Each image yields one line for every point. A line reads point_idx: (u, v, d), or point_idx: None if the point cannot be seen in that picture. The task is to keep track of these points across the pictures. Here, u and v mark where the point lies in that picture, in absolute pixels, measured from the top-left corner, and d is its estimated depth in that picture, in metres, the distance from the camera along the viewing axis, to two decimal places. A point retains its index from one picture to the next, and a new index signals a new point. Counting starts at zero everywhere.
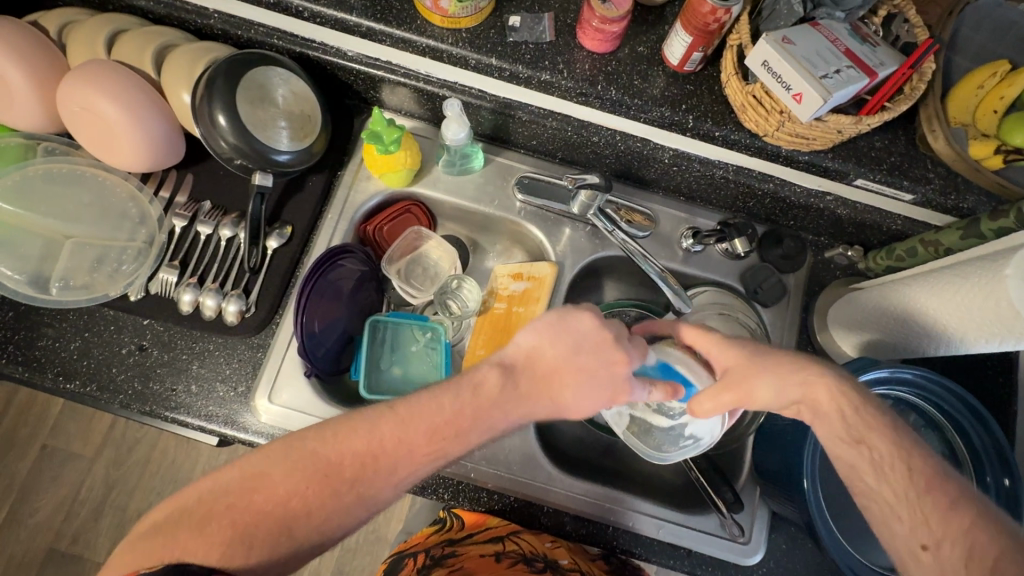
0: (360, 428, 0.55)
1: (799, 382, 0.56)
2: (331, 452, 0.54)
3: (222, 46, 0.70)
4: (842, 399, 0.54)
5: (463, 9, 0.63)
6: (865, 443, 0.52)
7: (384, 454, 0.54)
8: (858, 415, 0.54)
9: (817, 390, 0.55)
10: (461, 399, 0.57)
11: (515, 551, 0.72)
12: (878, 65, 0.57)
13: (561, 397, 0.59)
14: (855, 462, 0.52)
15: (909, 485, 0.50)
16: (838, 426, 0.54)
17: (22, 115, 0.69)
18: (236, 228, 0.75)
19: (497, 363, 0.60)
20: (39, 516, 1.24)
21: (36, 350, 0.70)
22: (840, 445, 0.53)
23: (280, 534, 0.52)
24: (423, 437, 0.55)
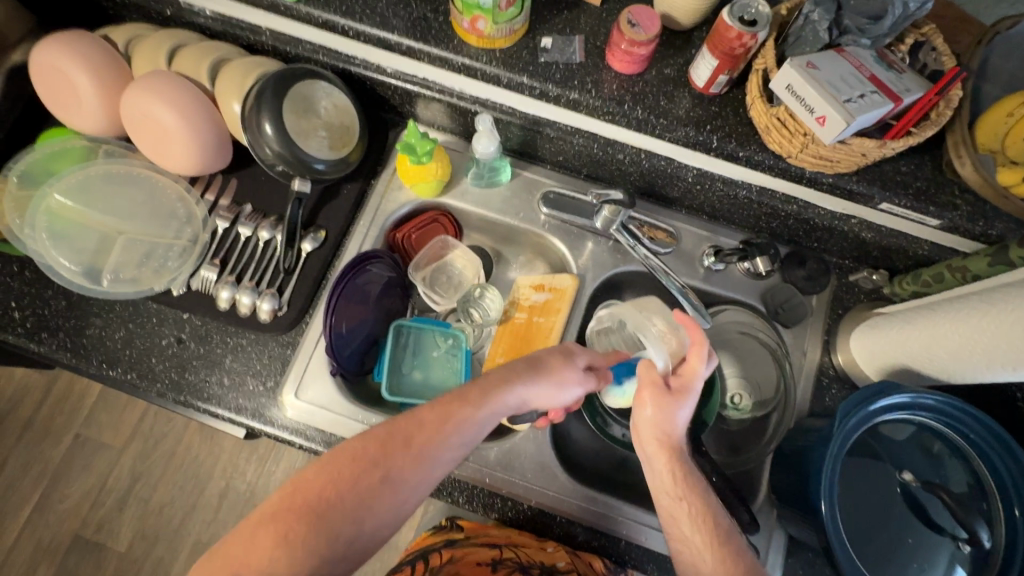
0: (379, 441, 0.53)
1: (659, 433, 0.59)
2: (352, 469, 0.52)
3: (271, 60, 0.75)
4: (679, 462, 0.58)
5: (498, 30, 0.66)
6: (683, 501, 0.56)
7: (399, 454, 0.53)
8: (682, 472, 0.57)
9: (665, 446, 0.58)
10: (461, 398, 0.57)
11: (511, 559, 0.69)
12: (903, 91, 0.57)
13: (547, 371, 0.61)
14: (672, 511, 0.56)
15: (705, 535, 0.54)
16: (667, 481, 0.57)
17: (89, 120, 0.75)
18: (273, 230, 0.79)
19: (494, 385, 0.58)
20: (68, 502, 1.29)
21: (83, 337, 0.75)
22: (663, 496, 0.57)
23: (322, 538, 0.49)
24: (419, 442, 0.54)
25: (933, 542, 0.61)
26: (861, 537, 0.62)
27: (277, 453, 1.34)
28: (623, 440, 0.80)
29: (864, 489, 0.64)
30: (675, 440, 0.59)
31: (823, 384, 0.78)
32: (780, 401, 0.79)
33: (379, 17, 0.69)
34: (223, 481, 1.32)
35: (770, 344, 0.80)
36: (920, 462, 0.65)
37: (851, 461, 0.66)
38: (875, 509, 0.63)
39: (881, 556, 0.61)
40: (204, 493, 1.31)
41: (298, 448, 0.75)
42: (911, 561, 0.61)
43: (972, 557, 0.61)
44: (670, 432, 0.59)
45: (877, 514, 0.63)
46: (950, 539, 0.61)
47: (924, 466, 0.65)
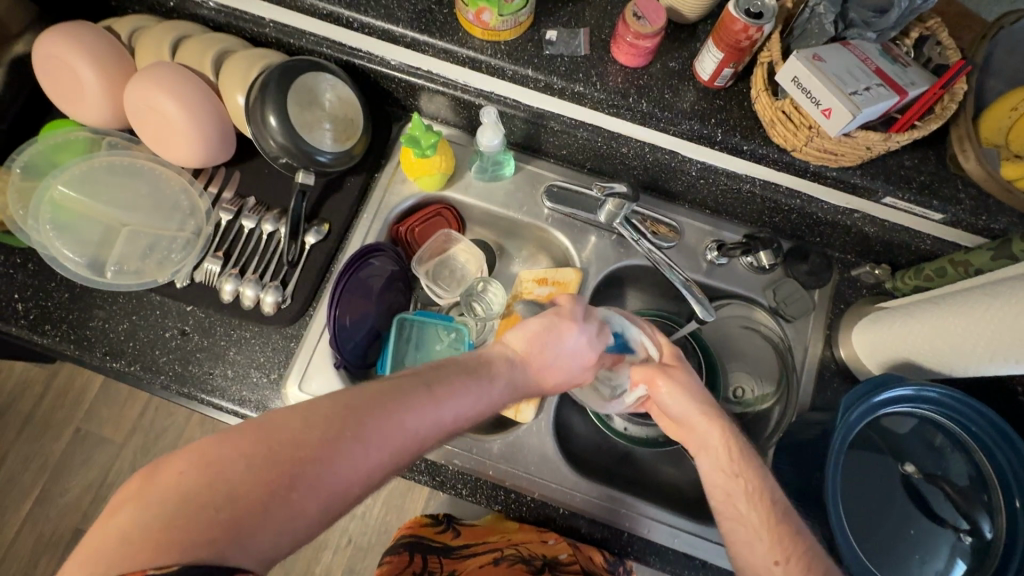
0: (371, 397, 0.48)
1: (691, 404, 0.63)
2: (351, 417, 0.46)
3: (275, 53, 0.75)
4: (731, 434, 0.60)
5: (503, 23, 0.66)
6: (741, 477, 0.56)
7: (404, 411, 0.48)
8: (730, 442, 0.59)
9: (704, 416, 0.61)
10: (474, 372, 0.56)
11: (513, 555, 0.75)
12: (908, 84, 0.58)
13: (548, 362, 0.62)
14: (731, 488, 0.56)
15: (763, 509, 0.54)
16: (722, 454, 0.58)
17: (92, 111, 0.75)
18: (277, 224, 0.79)
19: (511, 357, 0.60)
20: (68, 496, 1.29)
21: (87, 329, 0.75)
22: (720, 475, 0.57)
23: (315, 490, 0.43)
24: (424, 397, 0.50)
25: (937, 534, 0.62)
26: (864, 529, 0.63)
27: None
28: (626, 434, 0.81)
29: (864, 482, 0.65)
30: (709, 408, 0.62)
31: (825, 378, 0.78)
32: (783, 394, 0.80)
33: (384, 9, 0.69)
34: None
35: (772, 338, 0.82)
36: (923, 455, 0.65)
37: (851, 453, 0.66)
38: (877, 502, 0.64)
39: (884, 548, 0.62)
40: None
41: None
42: (914, 552, 0.61)
43: (973, 548, 0.61)
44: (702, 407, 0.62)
45: (880, 506, 0.63)
46: (952, 530, 0.62)
47: (927, 458, 0.65)
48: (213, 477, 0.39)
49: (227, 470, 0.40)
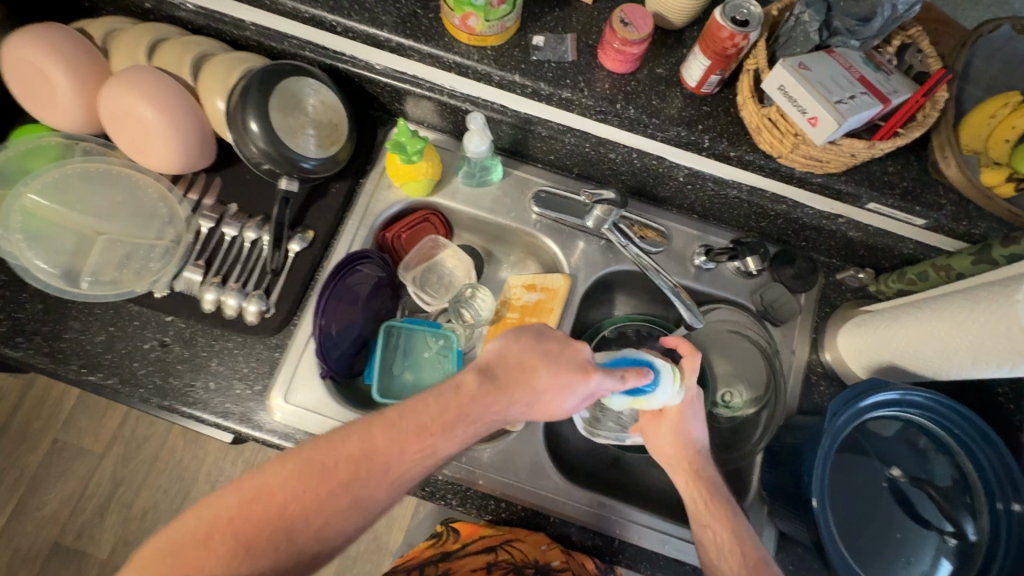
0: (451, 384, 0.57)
1: (684, 450, 0.66)
2: (456, 426, 0.55)
3: (257, 56, 0.74)
4: (708, 483, 0.64)
5: (490, 28, 0.65)
6: (711, 527, 0.62)
7: (488, 413, 0.57)
8: (713, 487, 0.64)
9: (692, 461, 0.65)
10: (458, 402, 0.56)
11: (507, 561, 0.70)
12: (891, 92, 0.58)
13: (537, 385, 0.58)
14: (707, 523, 0.62)
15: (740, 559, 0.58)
16: (698, 499, 0.63)
17: (65, 116, 0.73)
18: (260, 231, 0.77)
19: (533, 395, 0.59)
20: (46, 510, 1.25)
21: (62, 341, 0.72)
22: (695, 521, 0.63)
23: (285, 547, 0.49)
24: (503, 396, 0.58)
25: (921, 537, 0.63)
26: (852, 532, 0.63)
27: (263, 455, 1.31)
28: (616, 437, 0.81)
29: (853, 485, 0.65)
30: (692, 454, 0.66)
31: (812, 381, 0.79)
32: (772, 398, 0.80)
33: (368, 13, 0.68)
34: (207, 484, 1.29)
35: (759, 342, 0.81)
36: (908, 458, 0.66)
37: (840, 457, 0.67)
38: (864, 505, 0.64)
39: (872, 551, 0.62)
40: (188, 498, 1.28)
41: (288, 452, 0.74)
42: (901, 555, 0.62)
43: (957, 550, 0.62)
44: (687, 448, 0.66)
45: (867, 510, 0.64)
46: (936, 532, 0.63)
47: (912, 462, 0.66)
48: (199, 527, 0.48)
49: (194, 519, 0.49)
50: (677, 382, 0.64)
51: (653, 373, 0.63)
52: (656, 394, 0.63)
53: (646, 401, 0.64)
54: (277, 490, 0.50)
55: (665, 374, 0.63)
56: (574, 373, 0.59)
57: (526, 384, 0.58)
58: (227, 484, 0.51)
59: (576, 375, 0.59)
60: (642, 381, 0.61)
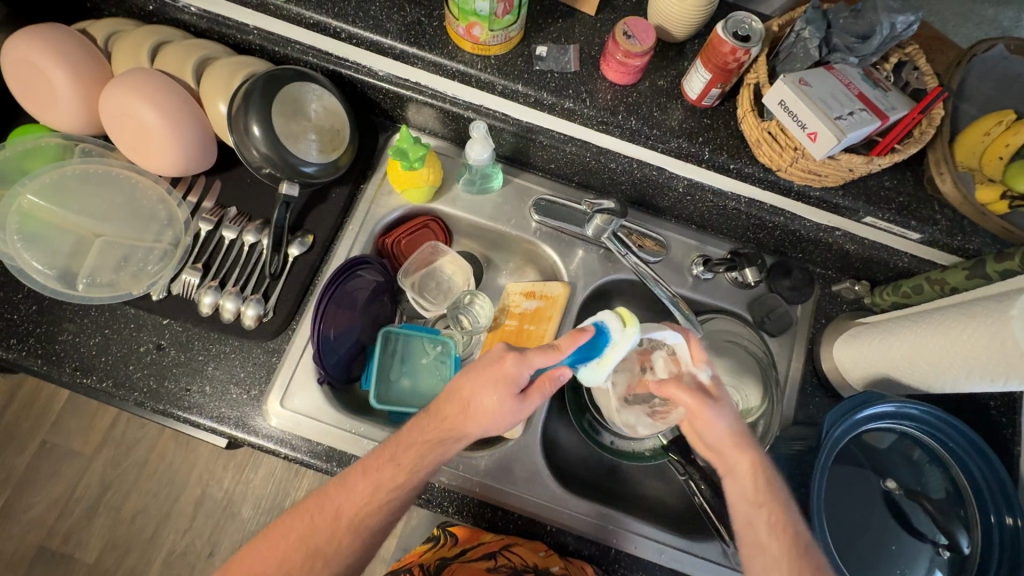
0: (417, 427, 0.61)
1: (728, 442, 0.57)
2: (403, 453, 0.60)
3: (260, 61, 0.74)
4: (761, 465, 0.57)
5: (493, 37, 0.65)
6: (767, 508, 0.55)
7: (449, 440, 0.60)
8: (760, 477, 0.57)
9: (734, 448, 0.57)
10: (415, 439, 0.60)
11: (507, 565, 0.67)
12: (888, 109, 0.59)
13: (470, 410, 0.59)
14: (753, 517, 0.56)
15: (784, 542, 0.54)
16: (750, 485, 0.56)
17: (65, 117, 0.72)
18: (259, 234, 0.77)
19: (466, 418, 0.59)
20: (32, 512, 1.23)
21: (55, 344, 0.72)
22: (743, 504, 0.56)
23: None
24: (458, 425, 0.59)
25: (915, 549, 0.63)
26: (847, 544, 0.63)
27: (256, 460, 1.30)
28: (612, 448, 0.81)
29: (849, 497, 0.66)
30: (739, 437, 0.58)
31: (807, 392, 0.80)
32: (766, 409, 0.79)
33: (373, 20, 0.68)
34: (198, 489, 1.28)
35: (756, 353, 0.80)
36: (902, 470, 0.67)
37: (837, 469, 0.67)
38: (859, 517, 0.65)
39: (868, 563, 0.63)
40: (179, 502, 1.27)
41: (283, 458, 0.73)
42: (896, 567, 0.62)
43: (951, 562, 0.63)
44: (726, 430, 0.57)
45: (862, 522, 0.64)
46: (931, 544, 0.63)
47: (906, 474, 0.67)
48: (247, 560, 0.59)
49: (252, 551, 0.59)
50: (629, 325, 0.55)
51: (599, 328, 0.57)
52: (614, 343, 0.55)
53: (612, 354, 0.55)
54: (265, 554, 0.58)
55: (612, 322, 0.56)
56: (501, 377, 0.58)
57: (465, 415, 0.59)
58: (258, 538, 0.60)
59: (513, 380, 0.58)
60: (581, 340, 0.56)
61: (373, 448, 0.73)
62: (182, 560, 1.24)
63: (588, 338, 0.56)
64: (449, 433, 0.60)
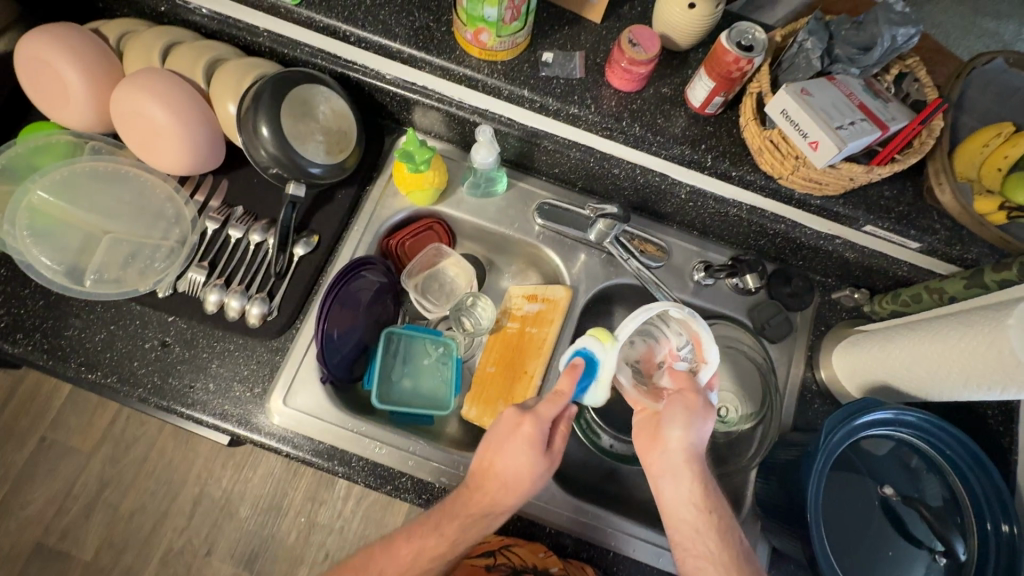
0: (455, 502, 0.61)
1: (683, 452, 0.59)
2: (446, 525, 0.60)
3: (270, 63, 0.75)
4: (708, 478, 0.59)
5: (501, 43, 0.66)
6: (711, 515, 0.57)
7: (490, 513, 0.60)
8: (705, 485, 0.58)
9: (690, 462, 0.59)
10: (452, 510, 0.61)
11: (505, 565, 0.69)
12: (889, 119, 0.60)
13: (502, 478, 0.60)
14: (699, 524, 0.56)
15: (731, 551, 0.55)
16: (695, 492, 0.57)
17: (76, 114, 0.73)
18: (265, 234, 0.78)
19: (502, 487, 0.60)
20: (29, 509, 1.24)
21: (61, 339, 0.72)
22: (691, 510, 0.57)
23: None
24: (493, 498, 0.60)
25: (913, 555, 0.63)
26: (844, 549, 0.64)
27: (255, 459, 1.31)
28: (610, 450, 0.83)
29: (847, 504, 0.66)
30: (697, 449, 0.60)
31: (807, 399, 0.80)
32: (765, 413, 0.81)
33: (382, 25, 0.69)
34: (197, 488, 1.28)
35: (754, 358, 0.82)
36: (900, 477, 0.67)
37: (835, 475, 0.67)
38: (856, 523, 0.65)
39: (865, 568, 0.63)
40: (177, 501, 1.27)
41: (285, 456, 0.73)
42: (893, 572, 0.63)
43: (948, 568, 0.63)
44: (693, 442, 0.59)
45: (859, 527, 0.65)
46: (928, 551, 0.63)
47: (904, 480, 0.67)
48: None
49: None
50: (607, 343, 0.62)
51: (586, 356, 0.63)
52: (604, 364, 0.62)
53: (606, 374, 0.63)
54: None
55: (592, 345, 0.63)
56: (527, 442, 0.59)
57: (496, 480, 0.60)
58: None
59: (538, 440, 0.60)
60: (576, 375, 0.62)
61: (375, 447, 0.73)
62: (179, 559, 1.24)
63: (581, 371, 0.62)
64: (486, 502, 0.60)
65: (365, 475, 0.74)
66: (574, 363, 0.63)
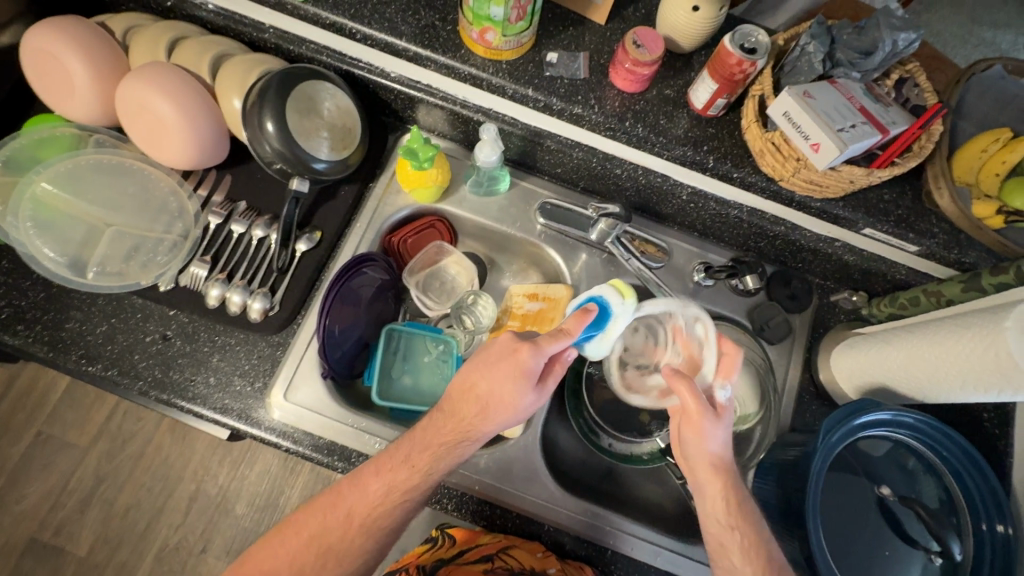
0: (429, 429, 0.61)
1: (706, 467, 0.59)
2: (418, 455, 0.60)
3: (275, 59, 0.75)
4: (734, 490, 0.59)
5: (506, 43, 0.67)
6: (738, 529, 0.57)
7: (465, 438, 0.60)
8: (732, 496, 0.58)
9: (714, 471, 0.59)
10: (428, 438, 0.61)
11: (503, 567, 0.67)
12: (890, 123, 0.61)
13: (482, 402, 0.60)
14: (724, 538, 0.57)
15: (756, 563, 0.55)
16: (721, 505, 0.58)
17: (81, 107, 0.73)
18: (268, 229, 0.78)
19: (479, 410, 0.60)
20: (24, 503, 1.23)
21: (62, 331, 0.72)
22: (716, 523, 0.58)
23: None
24: (468, 421, 0.60)
25: (911, 556, 0.64)
26: (842, 548, 0.64)
27: (252, 456, 1.30)
28: (610, 450, 0.81)
29: (845, 505, 0.66)
30: (721, 461, 0.59)
31: (805, 400, 0.81)
32: (763, 416, 0.80)
33: (388, 23, 0.70)
34: (193, 484, 1.28)
35: (754, 359, 0.81)
36: (896, 477, 0.68)
37: (832, 476, 0.68)
38: (854, 523, 0.65)
39: (863, 568, 0.63)
40: (173, 497, 1.27)
41: (284, 451, 0.73)
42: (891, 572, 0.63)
43: (945, 568, 0.64)
44: (713, 451, 0.59)
45: (857, 527, 0.65)
46: (923, 552, 0.63)
47: (900, 481, 0.68)
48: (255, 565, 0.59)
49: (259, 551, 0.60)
50: (627, 296, 0.63)
51: (600, 304, 0.63)
52: (616, 317, 0.62)
53: (614, 326, 0.63)
54: (275, 553, 0.58)
55: (611, 296, 0.63)
56: (517, 368, 0.59)
57: (475, 406, 0.60)
58: (269, 534, 0.61)
59: (528, 369, 0.59)
60: (586, 320, 0.61)
61: (375, 443, 0.74)
62: (174, 556, 1.24)
63: (593, 316, 0.62)
64: (461, 428, 0.60)
65: None
66: (586, 307, 0.62)
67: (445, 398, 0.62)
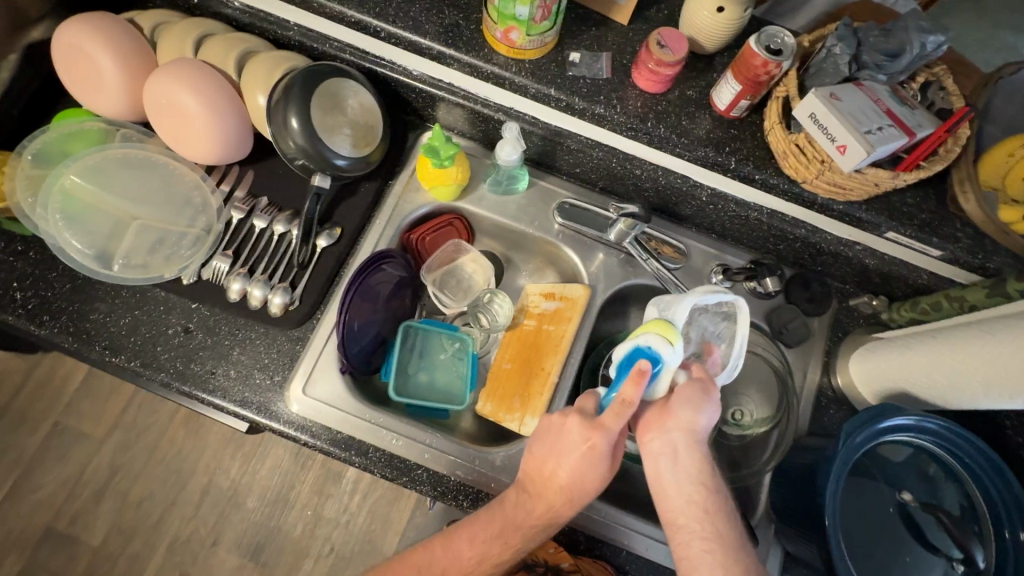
0: (513, 509, 0.60)
1: (686, 433, 0.58)
2: (508, 532, 0.60)
3: (299, 56, 0.76)
4: (707, 461, 0.58)
5: (530, 42, 0.67)
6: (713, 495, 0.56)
7: (553, 521, 0.59)
8: (706, 466, 0.58)
9: (694, 445, 0.58)
10: (515, 517, 0.60)
11: None
12: (916, 126, 0.60)
13: (562, 488, 0.59)
14: (703, 507, 0.55)
15: (733, 530, 0.54)
16: (695, 472, 0.57)
17: (110, 101, 0.74)
18: (289, 225, 0.79)
19: (564, 497, 0.59)
20: (41, 493, 1.25)
21: (86, 322, 0.73)
22: (692, 487, 0.56)
23: None
24: (552, 504, 0.59)
25: (931, 562, 0.63)
26: (860, 552, 0.64)
27: (265, 450, 1.32)
28: (625, 449, 0.82)
29: (862, 509, 0.66)
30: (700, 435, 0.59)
31: (822, 404, 0.80)
32: (782, 417, 0.80)
33: (412, 21, 0.70)
34: (206, 477, 1.29)
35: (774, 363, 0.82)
36: (916, 483, 0.67)
37: (850, 480, 0.67)
38: (873, 528, 0.65)
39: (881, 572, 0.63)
40: (186, 489, 1.28)
41: (302, 444, 0.74)
42: None
43: None
44: (698, 426, 0.59)
45: (875, 532, 0.65)
46: (945, 558, 0.63)
47: (920, 487, 0.67)
48: None
49: None
50: (675, 343, 0.61)
51: (651, 356, 0.61)
52: (669, 361, 0.61)
53: (668, 371, 0.62)
54: None
55: (657, 343, 0.61)
56: (593, 454, 0.58)
57: (557, 490, 0.59)
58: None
59: (602, 452, 0.58)
60: (644, 382, 0.58)
61: (391, 439, 0.74)
62: (186, 548, 1.25)
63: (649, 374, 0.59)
64: (545, 510, 0.59)
65: (381, 466, 0.74)
66: (642, 367, 0.59)
67: (527, 478, 0.61)
